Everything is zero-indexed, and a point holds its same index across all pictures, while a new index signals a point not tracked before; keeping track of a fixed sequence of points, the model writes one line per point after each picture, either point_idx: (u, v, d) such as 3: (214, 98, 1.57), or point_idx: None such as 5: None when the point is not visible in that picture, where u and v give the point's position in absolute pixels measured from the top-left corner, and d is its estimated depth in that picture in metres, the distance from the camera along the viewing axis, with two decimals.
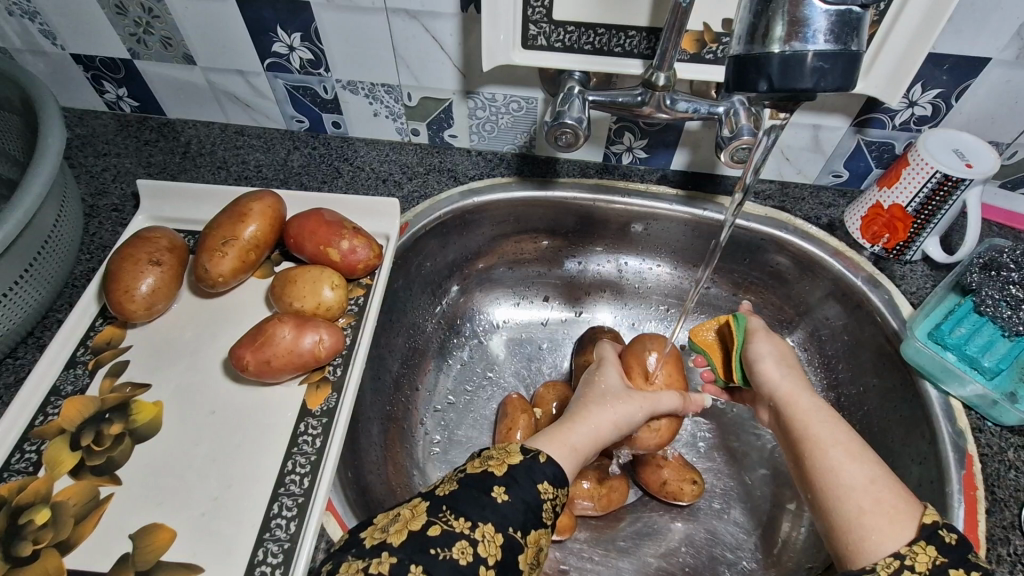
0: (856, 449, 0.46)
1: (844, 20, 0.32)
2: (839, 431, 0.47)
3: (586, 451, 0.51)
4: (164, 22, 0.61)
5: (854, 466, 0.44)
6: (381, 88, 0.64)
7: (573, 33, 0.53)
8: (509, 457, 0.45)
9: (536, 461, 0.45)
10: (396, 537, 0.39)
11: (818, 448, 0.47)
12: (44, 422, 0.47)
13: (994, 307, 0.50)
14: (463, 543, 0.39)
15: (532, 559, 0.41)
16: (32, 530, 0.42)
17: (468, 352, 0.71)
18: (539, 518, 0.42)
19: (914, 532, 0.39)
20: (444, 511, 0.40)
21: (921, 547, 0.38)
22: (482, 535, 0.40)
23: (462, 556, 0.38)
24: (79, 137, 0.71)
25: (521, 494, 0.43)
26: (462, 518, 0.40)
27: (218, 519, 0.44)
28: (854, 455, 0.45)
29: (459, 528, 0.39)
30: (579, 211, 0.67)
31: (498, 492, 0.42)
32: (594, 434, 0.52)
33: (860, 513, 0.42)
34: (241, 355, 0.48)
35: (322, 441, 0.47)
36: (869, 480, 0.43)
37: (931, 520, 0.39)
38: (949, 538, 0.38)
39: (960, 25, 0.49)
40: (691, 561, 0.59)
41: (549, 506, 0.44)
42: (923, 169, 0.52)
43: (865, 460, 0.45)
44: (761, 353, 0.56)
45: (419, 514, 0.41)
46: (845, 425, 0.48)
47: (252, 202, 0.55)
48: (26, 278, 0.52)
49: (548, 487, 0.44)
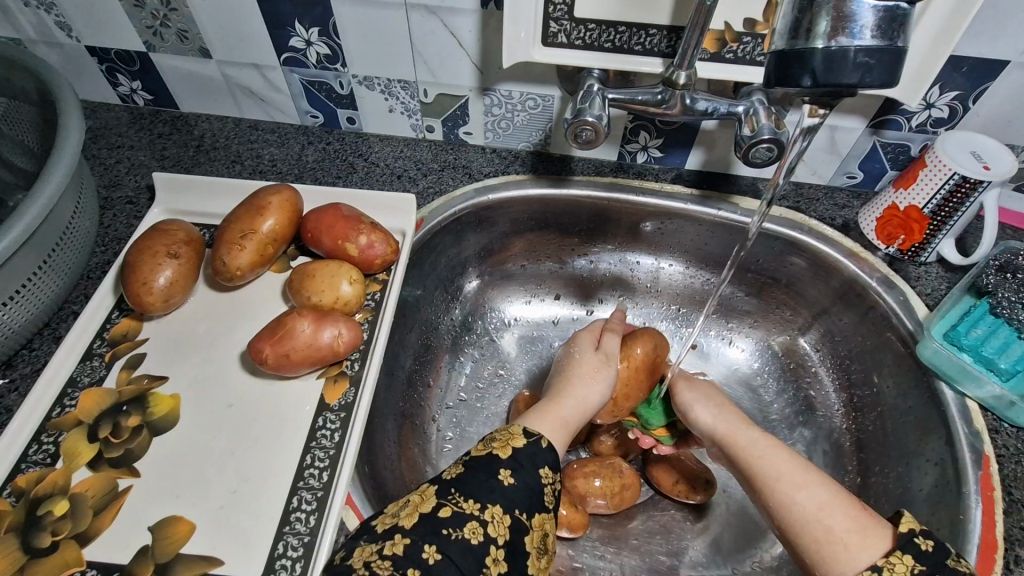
0: (799, 474, 0.46)
1: (891, 17, 0.32)
2: (779, 455, 0.48)
3: (576, 427, 0.53)
4: (182, 15, 0.61)
5: (806, 487, 0.44)
6: (397, 84, 0.64)
7: (594, 31, 0.54)
8: (512, 439, 0.45)
9: (538, 446, 0.45)
10: (408, 520, 0.39)
11: (766, 485, 0.47)
12: (61, 414, 0.47)
13: (1010, 309, 0.50)
14: (474, 523, 0.39)
15: (540, 543, 0.41)
16: (50, 521, 0.42)
17: (481, 349, 0.71)
18: (542, 502, 0.42)
19: (892, 536, 0.39)
20: (453, 494, 0.40)
21: (898, 557, 0.38)
22: (491, 517, 0.39)
23: (474, 536, 0.38)
24: (92, 129, 0.70)
25: (525, 478, 0.42)
26: (471, 500, 0.40)
27: (236, 513, 0.43)
28: (798, 482, 0.45)
29: (469, 510, 0.39)
30: (593, 209, 0.67)
31: (504, 475, 0.42)
32: (582, 405, 0.54)
33: (830, 533, 0.41)
34: (261, 348, 0.48)
35: (341, 436, 0.47)
36: (818, 507, 0.43)
37: (906, 529, 0.39)
38: (926, 544, 0.38)
39: (980, 28, 0.49)
40: (704, 559, 0.59)
41: (550, 491, 0.44)
42: (941, 170, 0.52)
43: (814, 479, 0.45)
44: (689, 400, 0.58)
45: (429, 498, 0.40)
46: (784, 453, 0.48)
47: (270, 196, 0.55)
48: (43, 269, 0.52)
49: (549, 473, 0.44)
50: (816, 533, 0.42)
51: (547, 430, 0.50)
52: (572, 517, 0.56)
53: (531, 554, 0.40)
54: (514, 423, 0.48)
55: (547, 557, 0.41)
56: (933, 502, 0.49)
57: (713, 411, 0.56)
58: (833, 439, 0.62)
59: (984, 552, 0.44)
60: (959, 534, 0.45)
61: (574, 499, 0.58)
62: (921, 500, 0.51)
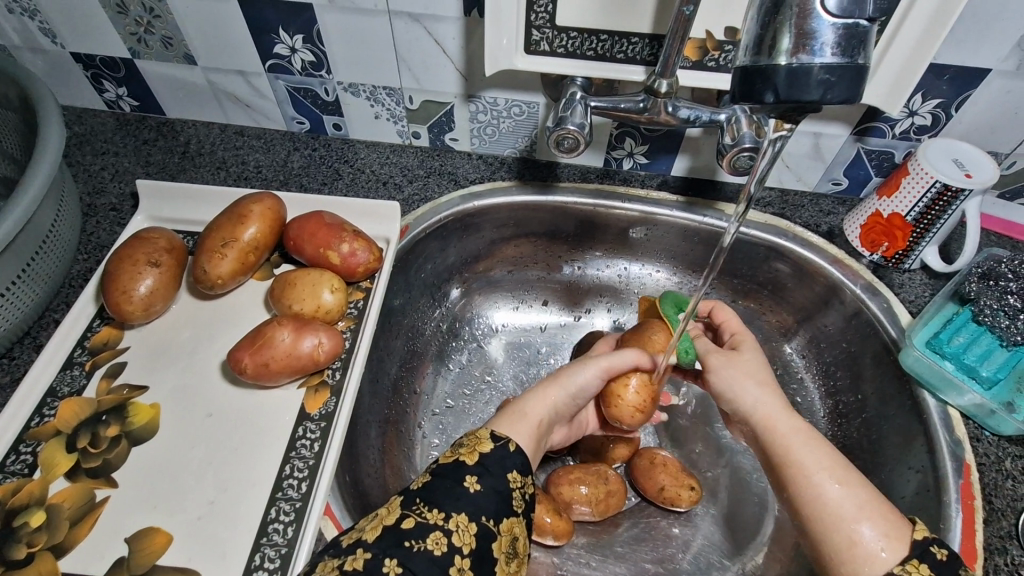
0: (838, 469, 0.44)
1: (852, 34, 0.32)
2: (814, 450, 0.45)
3: (541, 415, 0.51)
4: (165, 21, 0.60)
5: (837, 483, 0.43)
6: (383, 91, 0.64)
7: (576, 39, 0.54)
8: (479, 445, 0.44)
9: (506, 449, 0.45)
10: (370, 534, 0.38)
11: (800, 475, 0.44)
12: (40, 424, 0.47)
13: (992, 316, 0.50)
14: (438, 533, 0.38)
15: (509, 549, 0.40)
16: (26, 532, 0.41)
17: (467, 355, 0.71)
18: (511, 507, 0.42)
19: (909, 546, 0.38)
20: (418, 504, 0.40)
21: (915, 566, 0.37)
22: (456, 526, 0.39)
23: (437, 546, 0.38)
24: (78, 135, 0.70)
25: (493, 484, 0.42)
26: (435, 510, 0.39)
27: (214, 523, 0.43)
28: (833, 472, 0.43)
29: (433, 520, 0.39)
30: (579, 215, 0.67)
31: (470, 483, 0.41)
32: (547, 400, 0.52)
33: (854, 543, 0.40)
34: (240, 358, 0.48)
35: (320, 446, 0.47)
36: (859, 505, 0.41)
37: (921, 536, 0.39)
38: (941, 554, 0.38)
39: (960, 37, 0.49)
40: (689, 567, 0.59)
41: (520, 496, 0.43)
42: (923, 178, 0.52)
43: (845, 477, 0.43)
44: (728, 381, 0.54)
45: (394, 509, 0.40)
46: (825, 446, 0.46)
47: (252, 204, 0.54)
48: (24, 278, 0.52)
49: (516, 477, 0.43)
50: (839, 538, 0.40)
51: (508, 425, 0.48)
52: (557, 525, 0.55)
53: (499, 559, 0.40)
54: (483, 426, 0.47)
55: (517, 561, 0.41)
56: (914, 511, 0.50)
57: (753, 391, 0.52)
58: None
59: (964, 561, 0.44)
60: None
61: (558, 506, 0.57)
62: (903, 507, 0.51)
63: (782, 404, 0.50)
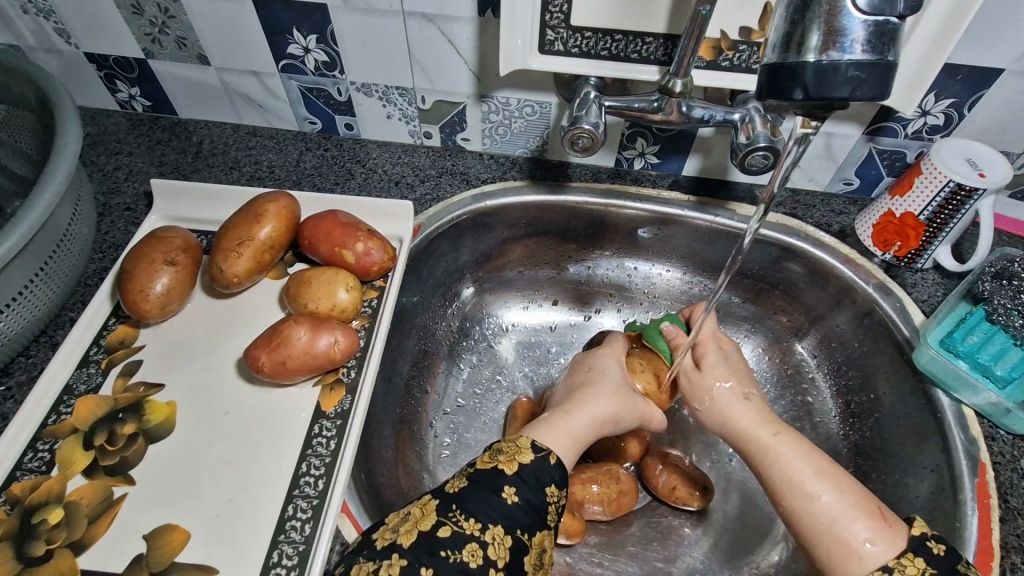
0: (823, 473, 0.44)
1: (880, 31, 0.32)
2: (798, 457, 0.46)
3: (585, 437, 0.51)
4: (180, 22, 0.61)
5: (824, 493, 0.43)
6: (395, 91, 0.64)
7: (591, 39, 0.54)
8: (519, 454, 0.44)
9: (547, 462, 0.44)
10: (406, 538, 0.39)
11: (792, 484, 0.45)
12: (56, 422, 0.47)
13: (1005, 316, 0.50)
14: (474, 545, 0.38)
15: (537, 560, 0.41)
16: (45, 530, 0.42)
17: (477, 355, 0.71)
18: (543, 520, 0.42)
19: (905, 540, 0.40)
20: (454, 511, 0.40)
21: (909, 559, 0.39)
22: (492, 537, 0.39)
23: (472, 558, 0.38)
24: (91, 135, 0.71)
25: (528, 496, 0.42)
26: (471, 519, 0.39)
27: (231, 521, 0.43)
28: (821, 477, 0.44)
29: (469, 530, 0.39)
30: (590, 215, 0.67)
31: (508, 493, 0.41)
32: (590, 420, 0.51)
33: (844, 543, 0.41)
34: (257, 356, 0.48)
35: (337, 444, 0.47)
36: (844, 512, 0.42)
37: (919, 531, 0.40)
38: (938, 548, 0.39)
39: (975, 36, 0.49)
40: (700, 565, 0.59)
41: (554, 509, 0.43)
42: (936, 178, 0.52)
43: (832, 483, 0.44)
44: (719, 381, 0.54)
45: (429, 514, 0.40)
46: (811, 452, 0.46)
47: (268, 203, 0.55)
48: (40, 277, 0.52)
49: (554, 491, 0.43)
50: (830, 541, 0.41)
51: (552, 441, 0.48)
52: (569, 524, 0.55)
53: (528, 571, 0.40)
54: (523, 434, 0.47)
55: (543, 571, 0.41)
56: (928, 510, 0.50)
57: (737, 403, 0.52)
58: (830, 445, 0.62)
59: (981, 559, 0.44)
60: (954, 541, 0.45)
61: (571, 506, 0.57)
62: (917, 507, 0.51)
63: (760, 413, 0.51)
